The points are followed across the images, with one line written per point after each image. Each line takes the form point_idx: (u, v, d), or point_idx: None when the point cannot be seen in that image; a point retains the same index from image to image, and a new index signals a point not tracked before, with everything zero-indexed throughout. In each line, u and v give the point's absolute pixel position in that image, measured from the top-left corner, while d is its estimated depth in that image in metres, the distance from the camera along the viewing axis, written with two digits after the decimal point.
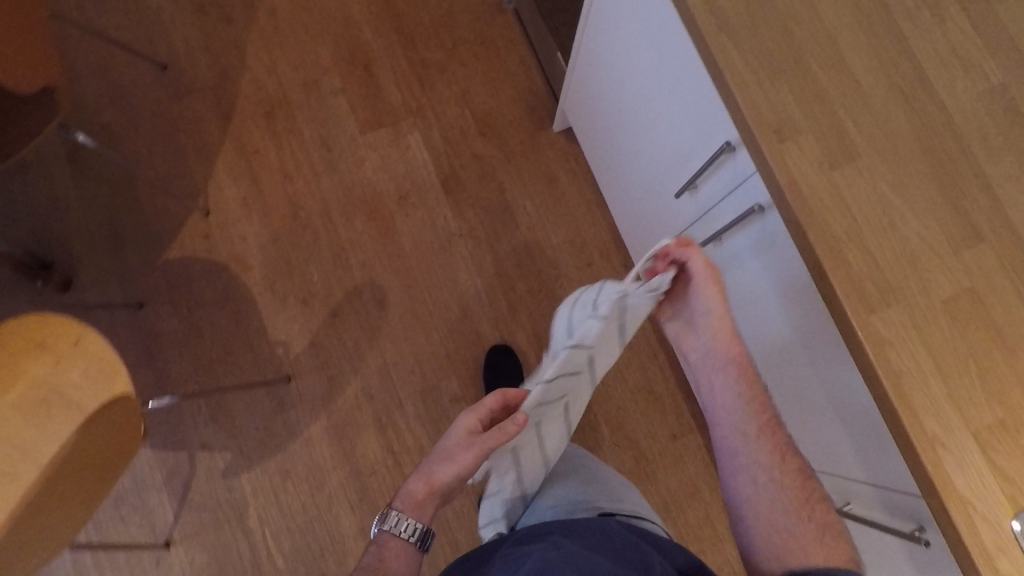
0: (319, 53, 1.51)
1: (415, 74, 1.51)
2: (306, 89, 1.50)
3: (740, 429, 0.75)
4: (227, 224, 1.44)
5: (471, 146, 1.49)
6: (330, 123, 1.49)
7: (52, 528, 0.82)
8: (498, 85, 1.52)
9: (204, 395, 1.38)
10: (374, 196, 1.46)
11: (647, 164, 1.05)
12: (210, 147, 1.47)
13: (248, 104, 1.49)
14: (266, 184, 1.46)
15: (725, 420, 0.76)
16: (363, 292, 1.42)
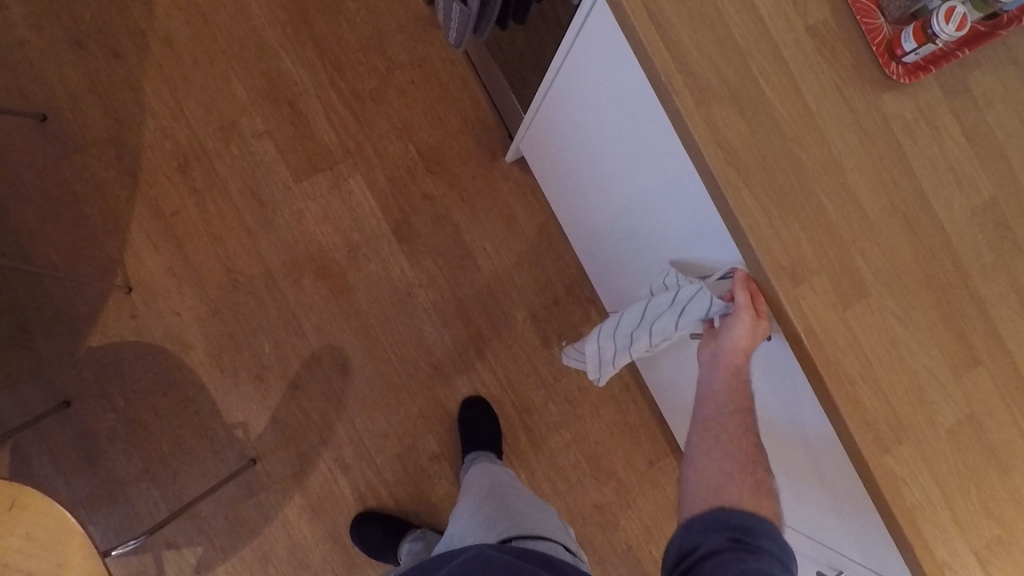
0: (233, 91, 1.33)
1: (348, 108, 1.36)
2: (224, 135, 1.32)
3: (721, 417, 0.75)
4: (155, 298, 1.28)
5: (420, 186, 1.38)
6: (258, 172, 1.33)
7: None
8: (442, 115, 1.39)
9: (160, 490, 1.26)
10: (319, 251, 1.34)
11: (626, 230, 1.04)
12: (119, 212, 1.28)
13: (158, 157, 1.30)
14: (194, 248, 1.30)
15: (706, 410, 0.76)
16: (322, 357, 1.33)
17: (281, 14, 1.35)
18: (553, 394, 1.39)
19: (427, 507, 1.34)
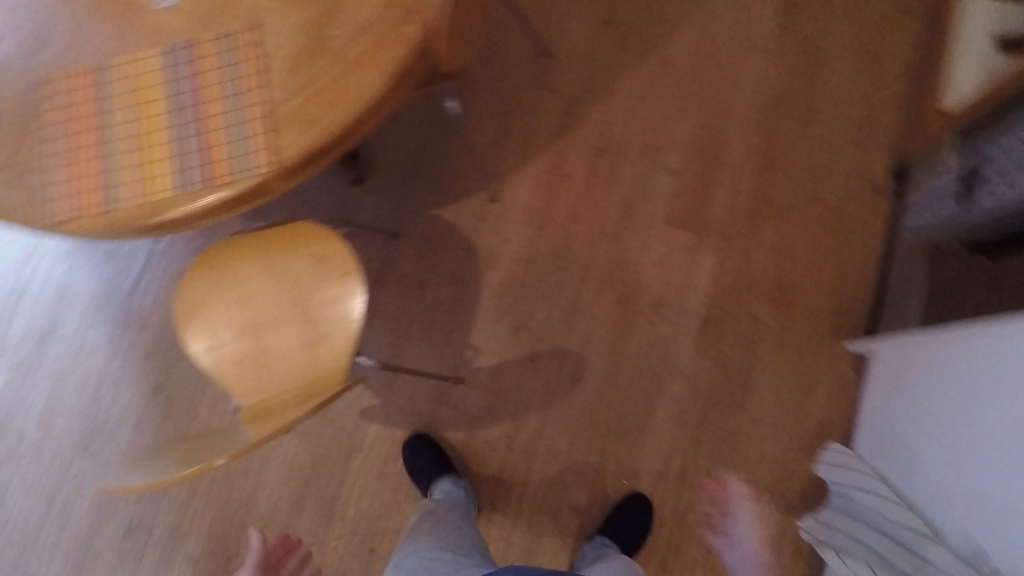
0: (679, 128, 1.46)
1: (750, 202, 1.41)
2: (645, 152, 1.46)
3: None
4: (502, 219, 1.46)
5: (753, 305, 1.37)
6: (644, 195, 1.44)
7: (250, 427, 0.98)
8: (820, 265, 1.37)
9: (389, 344, 1.43)
10: (635, 284, 1.41)
11: (931, 438, 1.04)
12: (534, 146, 1.48)
13: (590, 131, 1.48)
14: (557, 209, 1.45)
15: None
16: (567, 358, 1.40)
17: (760, 101, 1.45)
18: (708, 560, 1.29)
19: (534, 537, 1.34)
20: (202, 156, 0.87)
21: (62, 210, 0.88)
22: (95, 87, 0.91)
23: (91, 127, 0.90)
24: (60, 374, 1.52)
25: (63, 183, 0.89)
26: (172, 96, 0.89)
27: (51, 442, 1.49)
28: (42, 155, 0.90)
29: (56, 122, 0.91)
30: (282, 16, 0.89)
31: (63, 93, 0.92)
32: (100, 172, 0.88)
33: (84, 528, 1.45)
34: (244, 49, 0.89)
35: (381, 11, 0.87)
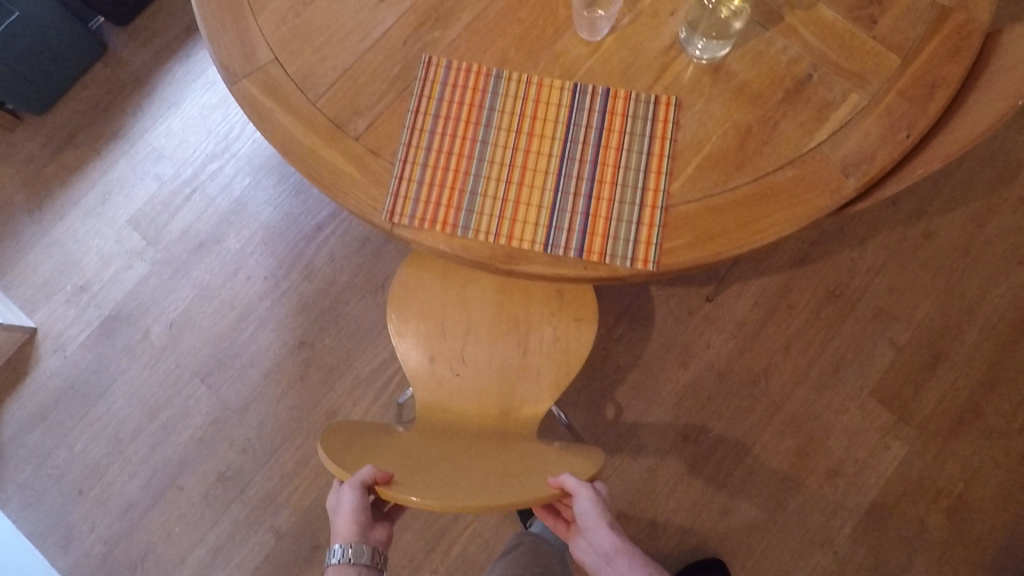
0: (918, 304, 1.38)
1: (961, 409, 1.34)
2: (876, 315, 1.38)
3: None
4: (711, 324, 1.39)
5: (928, 511, 1.30)
6: (859, 357, 1.37)
7: (484, 469, 0.79)
8: (1009, 500, 1.30)
9: None
10: (819, 442, 1.34)
11: None
12: (768, 263, 1.41)
13: (828, 271, 1.40)
14: (768, 335, 1.38)
15: None
16: (724, 488, 1.33)
17: (1010, 315, 1.37)
18: None
19: None
20: (582, 221, 0.77)
21: (409, 212, 0.78)
22: (484, 94, 0.81)
23: (467, 135, 0.80)
24: (206, 289, 1.42)
25: (416, 185, 0.79)
26: (567, 141, 0.79)
27: (174, 354, 1.39)
28: (403, 144, 0.80)
29: (428, 113, 0.80)
30: (710, 108, 0.80)
31: (446, 85, 0.81)
32: (461, 190, 0.78)
33: (176, 457, 1.35)
34: (662, 125, 0.80)
35: (821, 148, 0.78)
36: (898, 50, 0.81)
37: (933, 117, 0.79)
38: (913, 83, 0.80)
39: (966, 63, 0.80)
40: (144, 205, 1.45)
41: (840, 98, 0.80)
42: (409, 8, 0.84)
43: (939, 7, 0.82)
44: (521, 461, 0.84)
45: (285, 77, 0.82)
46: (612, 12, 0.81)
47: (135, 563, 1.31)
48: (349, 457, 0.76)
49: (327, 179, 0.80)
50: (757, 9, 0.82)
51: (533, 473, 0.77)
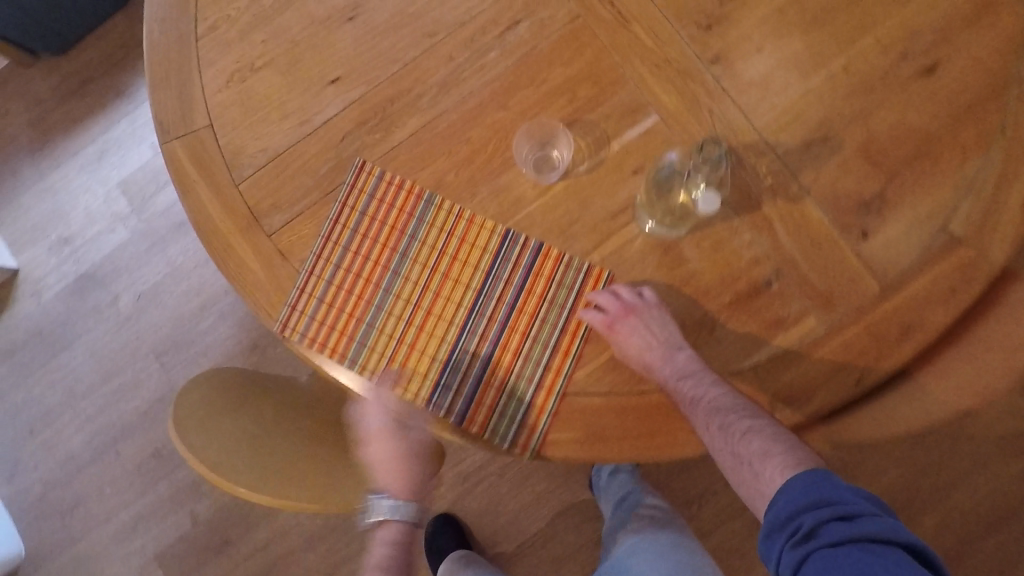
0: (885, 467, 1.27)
1: None
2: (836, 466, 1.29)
3: None
4: None
5: None
6: None
7: (317, 463, 0.76)
8: None
9: (482, 463, 1.34)
10: None
11: None
12: None
13: None
14: None
15: None
16: None
17: (983, 507, 1.25)
18: None
19: None
20: (472, 388, 0.71)
21: (300, 329, 0.73)
22: (409, 218, 0.74)
23: (380, 261, 0.74)
24: (177, 268, 1.44)
25: (315, 303, 0.74)
26: (480, 293, 0.72)
27: (137, 325, 1.44)
28: (312, 254, 0.75)
29: (345, 226, 0.75)
30: (646, 292, 0.71)
31: (371, 199, 0.75)
32: (358, 319, 0.73)
33: (120, 422, 1.42)
34: (589, 302, 0.72)
35: (754, 371, 0.70)
36: (880, 277, 0.69)
37: (892, 367, 0.68)
38: (882, 321, 0.69)
39: (954, 312, 0.68)
40: (136, 172, 1.46)
41: (794, 317, 0.70)
42: (356, 100, 0.77)
43: (947, 235, 0.69)
44: (368, 463, 0.80)
45: (215, 147, 0.78)
46: (563, 158, 0.73)
47: (67, 510, 1.41)
48: (194, 413, 0.73)
49: (230, 270, 0.76)
50: (733, 188, 0.71)
51: (354, 492, 0.73)
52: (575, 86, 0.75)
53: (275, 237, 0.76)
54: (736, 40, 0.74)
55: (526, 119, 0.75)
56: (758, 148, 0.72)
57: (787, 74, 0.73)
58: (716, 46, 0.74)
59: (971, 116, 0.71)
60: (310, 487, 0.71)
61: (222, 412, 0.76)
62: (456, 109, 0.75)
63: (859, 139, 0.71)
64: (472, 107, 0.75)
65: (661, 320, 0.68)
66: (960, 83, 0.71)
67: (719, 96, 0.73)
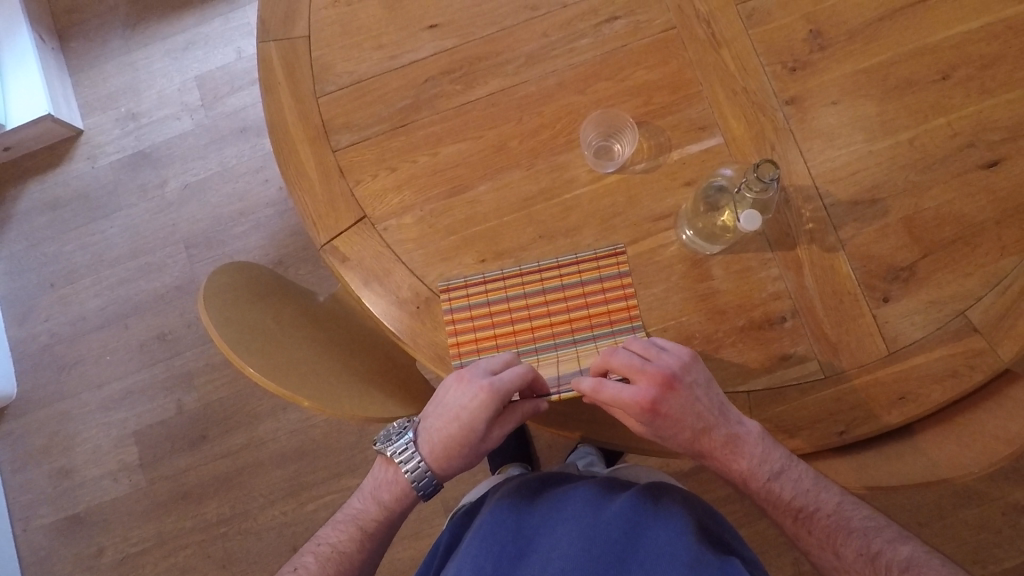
0: None
1: None
2: None
3: None
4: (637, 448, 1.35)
5: None
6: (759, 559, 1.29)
7: (317, 359, 0.80)
8: None
9: None
10: None
11: None
12: None
13: None
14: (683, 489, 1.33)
15: None
16: None
17: None
18: None
19: None
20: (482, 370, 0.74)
21: (452, 308, 0.75)
22: (603, 325, 0.74)
23: (539, 332, 0.74)
24: (229, 170, 1.50)
25: (484, 300, 0.75)
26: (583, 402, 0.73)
27: (176, 212, 1.50)
28: (500, 273, 0.76)
29: (560, 282, 0.75)
30: (666, 297, 0.74)
31: (599, 283, 0.74)
32: (497, 345, 0.74)
33: (136, 298, 1.48)
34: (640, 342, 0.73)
35: (747, 398, 0.72)
36: (891, 342, 0.72)
37: (879, 429, 0.71)
38: (881, 384, 0.71)
39: (950, 394, 0.70)
40: (215, 69, 1.53)
41: (799, 358, 0.72)
42: (447, 49, 0.82)
43: (965, 320, 0.71)
44: (366, 373, 0.84)
45: (307, 60, 0.83)
46: (623, 153, 0.77)
47: (66, 366, 1.47)
48: (225, 290, 0.79)
49: (289, 172, 0.80)
50: (774, 223, 0.74)
51: (344, 387, 0.78)
52: (653, 89, 0.78)
53: (339, 155, 0.80)
54: (814, 88, 0.77)
55: (599, 108, 0.78)
56: (807, 193, 0.75)
57: (854, 131, 0.76)
58: (794, 88, 0.77)
59: (1018, 217, 0.73)
60: (303, 373, 0.76)
61: (248, 300, 0.81)
62: (537, 82, 0.80)
63: (906, 210, 0.74)
64: (552, 84, 0.79)
65: (701, 386, 0.68)
66: (1014, 183, 0.73)
67: (785, 136, 0.76)
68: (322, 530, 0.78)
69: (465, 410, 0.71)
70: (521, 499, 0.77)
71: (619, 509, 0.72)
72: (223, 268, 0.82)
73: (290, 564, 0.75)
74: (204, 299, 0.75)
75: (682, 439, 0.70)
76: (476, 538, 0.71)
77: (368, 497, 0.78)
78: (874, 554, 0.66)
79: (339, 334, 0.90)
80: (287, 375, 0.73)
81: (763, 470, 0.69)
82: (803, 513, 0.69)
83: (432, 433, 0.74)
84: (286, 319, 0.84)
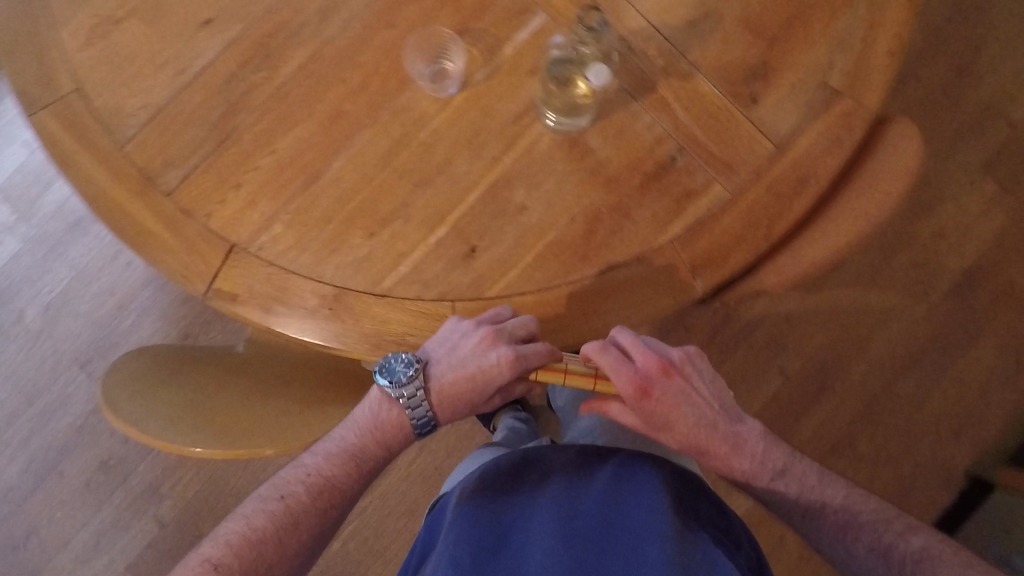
0: (815, 336, 1.36)
1: (835, 442, 1.34)
2: (771, 343, 1.35)
3: None
4: None
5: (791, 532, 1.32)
6: (749, 386, 1.34)
7: (259, 408, 0.76)
8: None
9: None
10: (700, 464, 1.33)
11: None
12: None
13: None
14: None
15: None
16: None
17: (897, 350, 1.36)
18: None
19: None
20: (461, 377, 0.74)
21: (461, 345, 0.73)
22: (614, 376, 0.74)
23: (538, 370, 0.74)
24: (85, 272, 1.36)
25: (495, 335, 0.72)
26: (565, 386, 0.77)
27: (52, 339, 1.35)
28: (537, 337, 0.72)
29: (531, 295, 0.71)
30: (560, 187, 0.72)
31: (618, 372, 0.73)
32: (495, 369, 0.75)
33: (58, 442, 1.35)
34: (573, 245, 0.71)
35: (672, 244, 0.72)
36: (774, 137, 0.73)
37: (795, 219, 0.73)
38: (781, 178, 0.73)
39: (840, 159, 0.73)
40: (13, 175, 1.36)
41: (701, 187, 0.72)
42: (234, 39, 0.74)
43: (827, 89, 0.74)
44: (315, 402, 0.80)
45: (91, 115, 0.73)
46: (457, 69, 0.73)
47: (19, 544, 1.33)
48: (126, 384, 0.72)
49: (132, 237, 0.72)
50: (627, 73, 0.73)
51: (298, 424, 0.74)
52: None
53: (176, 197, 0.73)
54: None
55: (413, 33, 0.73)
56: (645, 32, 0.74)
57: None
58: None
59: None
60: (247, 428, 0.71)
61: (161, 381, 0.75)
62: (341, 33, 0.73)
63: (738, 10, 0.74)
64: (357, 29, 0.73)
65: (693, 382, 0.72)
66: None
67: None
68: (308, 458, 0.76)
69: (483, 367, 0.70)
70: (494, 492, 0.75)
71: (600, 493, 0.71)
72: (117, 365, 0.75)
73: (274, 492, 0.74)
74: (106, 403, 0.68)
75: (682, 437, 0.73)
76: (453, 532, 0.68)
77: (365, 433, 0.76)
78: (886, 547, 0.69)
79: (272, 373, 0.84)
80: (231, 437, 0.68)
81: (766, 470, 0.74)
82: (812, 510, 0.74)
83: (440, 383, 0.72)
84: (210, 383, 0.78)
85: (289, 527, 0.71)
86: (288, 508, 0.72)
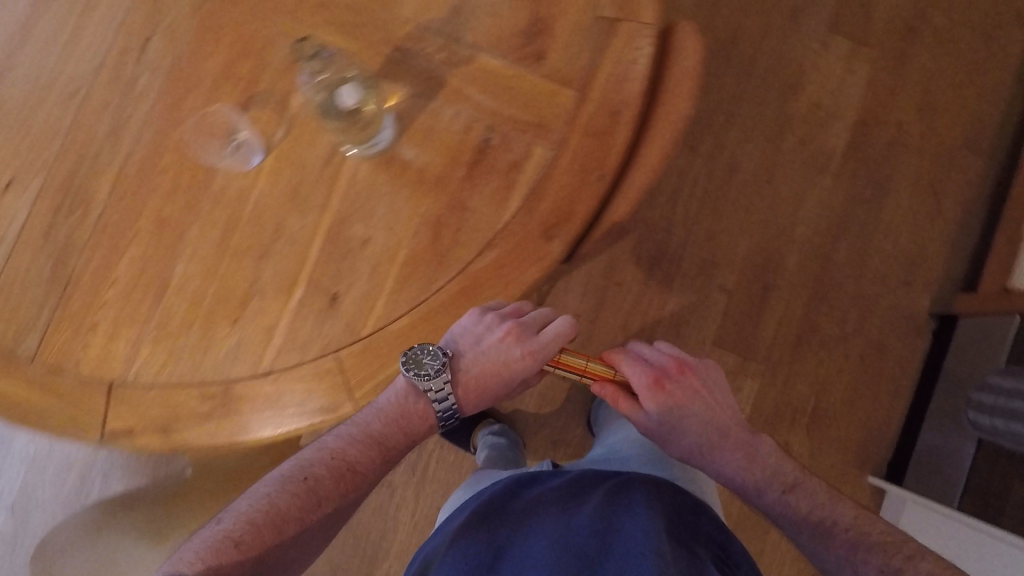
0: (739, 243, 1.37)
1: (798, 332, 1.35)
2: (702, 266, 1.36)
3: None
4: None
5: (792, 433, 1.32)
6: (697, 313, 1.35)
7: None
8: (858, 397, 1.33)
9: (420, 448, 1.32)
10: None
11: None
12: None
13: (647, 237, 1.36)
14: (605, 319, 1.34)
15: None
16: None
17: (822, 225, 1.38)
18: None
19: None
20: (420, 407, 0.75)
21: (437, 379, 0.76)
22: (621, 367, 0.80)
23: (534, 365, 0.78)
24: (36, 460, 1.34)
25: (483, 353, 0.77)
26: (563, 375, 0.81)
27: (28, 537, 1.32)
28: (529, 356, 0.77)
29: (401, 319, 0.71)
30: (394, 207, 0.73)
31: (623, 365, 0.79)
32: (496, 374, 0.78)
33: None
34: (424, 255, 0.72)
35: (516, 219, 0.73)
36: (573, 83, 0.75)
37: (621, 150, 0.73)
38: (593, 117, 0.74)
39: (640, 79, 0.74)
40: None
41: (523, 155, 0.73)
42: (39, 191, 0.74)
43: (604, 21, 0.75)
44: None
45: None
46: (252, 136, 0.73)
47: None
48: None
49: (10, 414, 0.71)
50: (415, 79, 0.74)
51: None
52: (233, 67, 0.74)
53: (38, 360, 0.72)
54: None
55: (195, 121, 0.74)
56: (417, 35, 0.75)
57: None
58: None
59: None
60: None
61: None
62: (137, 146, 0.74)
63: None
64: (150, 137, 0.74)
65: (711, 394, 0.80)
66: None
67: (362, 9, 0.76)
68: (330, 440, 0.75)
69: (507, 355, 0.73)
70: (491, 516, 0.76)
71: (597, 511, 0.72)
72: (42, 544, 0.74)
73: (296, 474, 0.72)
74: None
75: (693, 441, 0.79)
76: (449, 558, 0.70)
77: (387, 417, 0.75)
78: (896, 569, 0.67)
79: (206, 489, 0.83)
80: None
81: (777, 482, 0.77)
82: (819, 529, 0.73)
83: (467, 371, 0.74)
84: None
85: (310, 509, 0.70)
86: (311, 492, 0.71)
